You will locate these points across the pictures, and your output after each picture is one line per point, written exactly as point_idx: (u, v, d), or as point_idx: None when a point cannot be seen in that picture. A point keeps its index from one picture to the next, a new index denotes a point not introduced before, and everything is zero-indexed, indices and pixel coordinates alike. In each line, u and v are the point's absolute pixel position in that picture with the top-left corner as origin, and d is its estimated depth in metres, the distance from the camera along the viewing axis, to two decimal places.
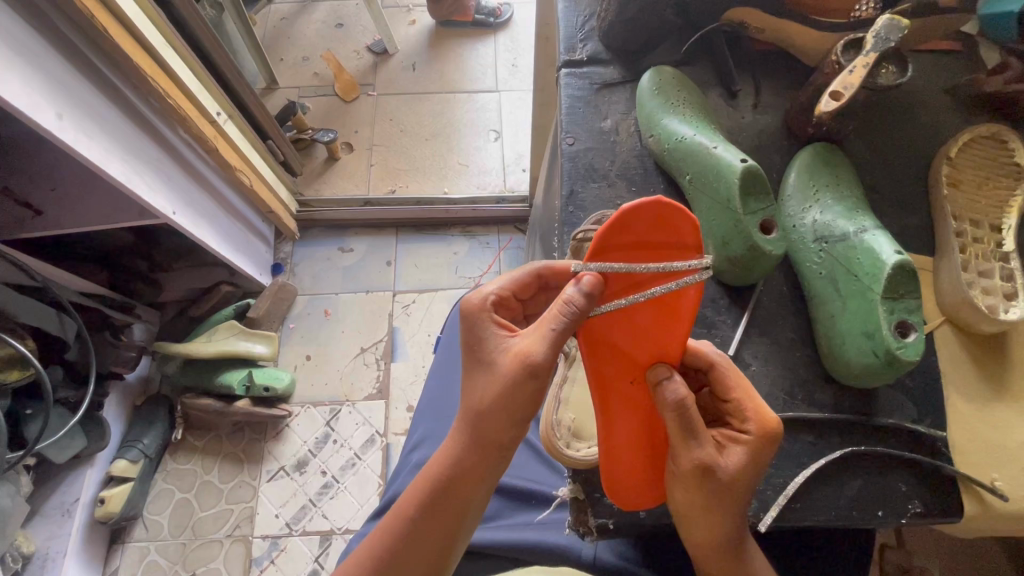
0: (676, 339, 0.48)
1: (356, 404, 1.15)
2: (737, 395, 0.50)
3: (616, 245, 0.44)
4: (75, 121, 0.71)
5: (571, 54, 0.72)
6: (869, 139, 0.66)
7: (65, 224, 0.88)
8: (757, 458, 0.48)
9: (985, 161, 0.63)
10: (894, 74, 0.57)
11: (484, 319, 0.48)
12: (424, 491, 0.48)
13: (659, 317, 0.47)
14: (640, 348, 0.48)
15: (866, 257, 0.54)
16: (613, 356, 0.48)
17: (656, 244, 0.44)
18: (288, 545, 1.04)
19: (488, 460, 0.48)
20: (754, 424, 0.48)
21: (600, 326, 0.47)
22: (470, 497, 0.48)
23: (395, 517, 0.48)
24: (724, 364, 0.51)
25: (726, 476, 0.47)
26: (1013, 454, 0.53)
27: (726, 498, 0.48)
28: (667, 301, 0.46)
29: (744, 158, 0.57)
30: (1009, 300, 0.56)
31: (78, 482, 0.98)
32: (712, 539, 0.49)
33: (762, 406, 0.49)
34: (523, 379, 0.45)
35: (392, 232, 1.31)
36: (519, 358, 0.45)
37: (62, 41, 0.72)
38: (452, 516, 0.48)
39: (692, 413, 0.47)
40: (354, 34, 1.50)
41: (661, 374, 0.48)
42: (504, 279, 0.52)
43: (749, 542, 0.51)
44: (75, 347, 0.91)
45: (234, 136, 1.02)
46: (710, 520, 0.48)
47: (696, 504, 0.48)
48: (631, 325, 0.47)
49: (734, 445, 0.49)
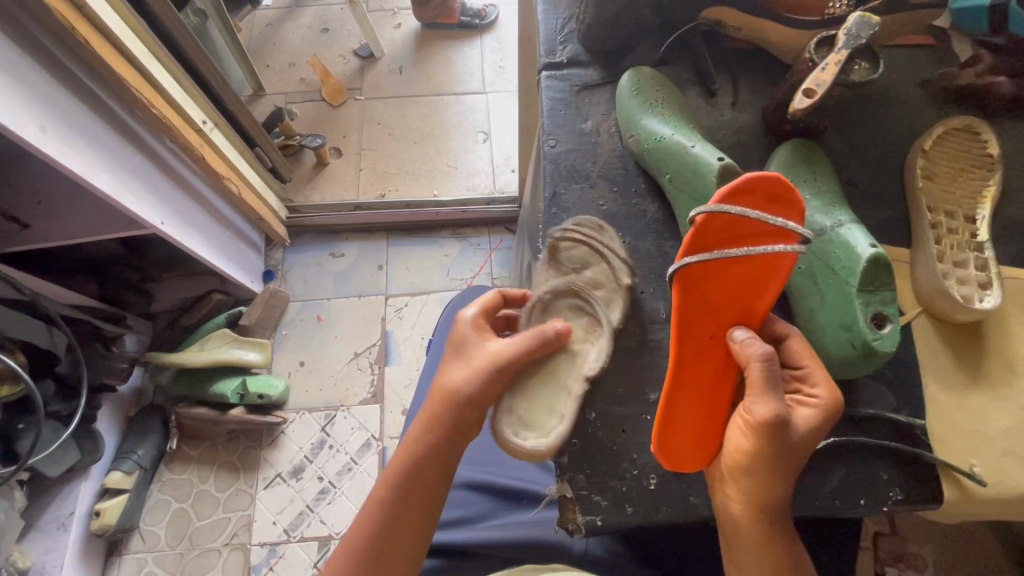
0: (759, 304, 0.53)
1: (351, 408, 1.15)
2: (808, 364, 0.52)
3: (745, 194, 0.49)
4: (59, 133, 0.71)
5: (551, 56, 0.73)
6: (846, 134, 0.67)
7: (52, 237, 0.88)
8: (825, 423, 0.49)
9: (959, 154, 0.64)
10: (866, 71, 0.58)
11: (468, 325, 0.59)
12: (400, 473, 0.54)
13: (754, 277, 0.51)
14: (728, 304, 0.52)
15: (842, 251, 0.55)
16: (702, 306, 0.51)
17: (771, 204, 0.50)
18: (286, 551, 1.04)
19: (459, 441, 0.56)
20: (824, 389, 0.50)
21: (701, 274, 0.50)
22: (438, 472, 0.55)
23: (374, 503, 0.54)
24: (797, 338, 0.54)
25: (799, 434, 0.48)
26: (991, 440, 0.54)
27: (791, 458, 0.48)
28: (766, 263, 0.51)
29: (721, 156, 0.58)
30: (983, 290, 0.57)
31: (73, 495, 0.97)
32: (762, 497, 0.49)
33: (832, 376, 0.51)
34: (494, 374, 0.55)
35: (382, 236, 1.31)
36: (495, 358, 0.56)
37: (43, 53, 0.72)
38: (421, 497, 0.54)
39: (774, 366, 0.49)
40: (340, 38, 1.50)
41: (742, 334, 0.51)
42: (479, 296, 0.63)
43: (790, 521, 0.51)
44: (65, 361, 0.90)
45: (220, 145, 1.02)
46: (768, 476, 0.48)
47: (764, 458, 0.48)
48: (727, 279, 0.51)
49: (804, 407, 0.50)
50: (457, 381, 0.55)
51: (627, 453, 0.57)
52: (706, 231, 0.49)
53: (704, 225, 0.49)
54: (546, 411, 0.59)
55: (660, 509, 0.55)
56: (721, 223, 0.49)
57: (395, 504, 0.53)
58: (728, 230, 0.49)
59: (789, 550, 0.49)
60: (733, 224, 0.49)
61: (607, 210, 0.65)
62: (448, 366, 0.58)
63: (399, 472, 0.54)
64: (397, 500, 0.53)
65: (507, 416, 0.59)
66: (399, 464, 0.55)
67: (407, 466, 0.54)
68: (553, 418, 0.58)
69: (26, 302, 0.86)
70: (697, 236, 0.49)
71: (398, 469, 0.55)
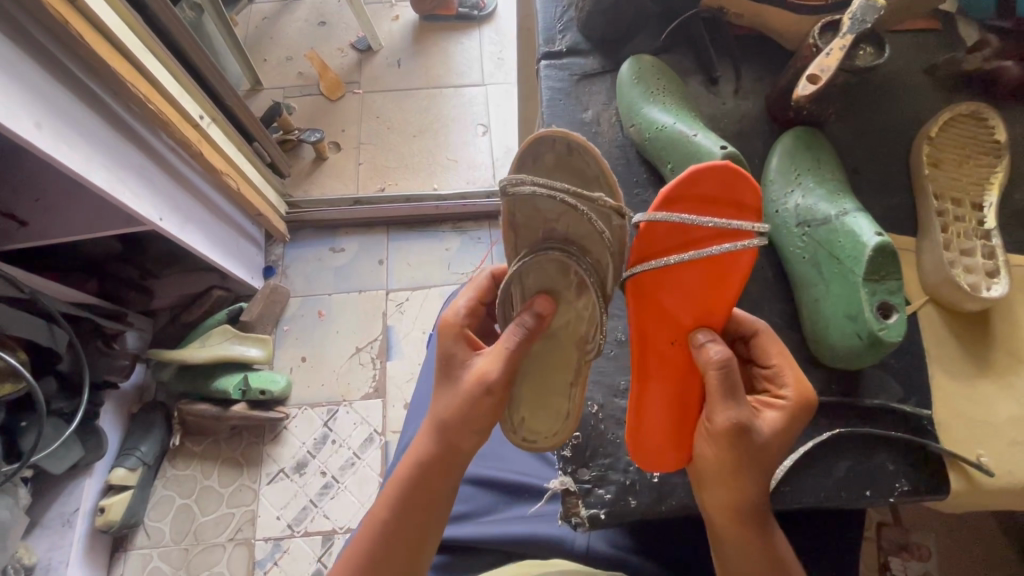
0: (723, 304, 0.49)
1: (353, 403, 1.15)
2: (777, 362, 0.50)
3: (685, 198, 0.47)
4: (54, 130, 0.70)
5: (551, 45, 0.72)
6: (851, 121, 0.66)
7: (51, 234, 0.87)
8: (793, 422, 0.47)
9: (966, 139, 0.63)
10: (871, 56, 0.57)
11: (453, 334, 0.52)
12: (396, 494, 0.51)
13: (711, 278, 0.48)
14: (686, 307, 0.49)
15: (847, 239, 0.54)
16: (659, 311, 0.50)
17: (718, 202, 0.47)
18: (290, 546, 1.04)
19: (453, 466, 0.51)
20: (791, 389, 0.48)
21: (651, 280, 0.49)
22: (438, 495, 0.50)
23: (370, 521, 0.51)
24: (769, 335, 0.52)
25: (762, 438, 0.46)
26: (998, 429, 0.54)
27: (756, 461, 0.46)
28: (721, 261, 0.48)
29: (723, 144, 0.57)
30: (990, 278, 0.57)
31: (77, 492, 0.97)
32: (733, 501, 0.47)
33: (802, 372, 0.49)
34: (479, 396, 0.48)
35: (382, 230, 1.30)
36: (479, 375, 0.49)
37: (37, 48, 0.71)
38: (425, 503, 0.50)
39: (734, 370, 0.45)
40: (337, 31, 1.48)
41: (702, 337, 0.48)
42: (467, 292, 0.56)
43: (772, 521, 0.49)
44: (67, 358, 0.90)
45: (218, 140, 1.01)
46: (733, 480, 0.46)
47: (726, 462, 0.46)
48: (682, 282, 0.49)
49: (770, 409, 0.48)
50: (480, 368, 0.49)
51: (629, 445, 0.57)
52: (649, 240, 0.48)
53: (646, 235, 0.48)
54: (552, 402, 0.54)
55: (664, 502, 0.54)
56: (662, 231, 0.47)
57: (395, 519, 0.50)
58: (674, 236, 0.48)
59: (769, 554, 0.47)
60: (675, 230, 0.47)
61: None
62: (450, 362, 0.51)
63: (395, 489, 0.51)
64: (394, 519, 0.50)
65: (510, 419, 0.55)
66: (396, 482, 0.52)
67: (408, 476, 0.51)
68: (560, 417, 0.54)
69: (27, 300, 0.85)
70: (640, 244, 0.48)
71: (396, 486, 0.51)
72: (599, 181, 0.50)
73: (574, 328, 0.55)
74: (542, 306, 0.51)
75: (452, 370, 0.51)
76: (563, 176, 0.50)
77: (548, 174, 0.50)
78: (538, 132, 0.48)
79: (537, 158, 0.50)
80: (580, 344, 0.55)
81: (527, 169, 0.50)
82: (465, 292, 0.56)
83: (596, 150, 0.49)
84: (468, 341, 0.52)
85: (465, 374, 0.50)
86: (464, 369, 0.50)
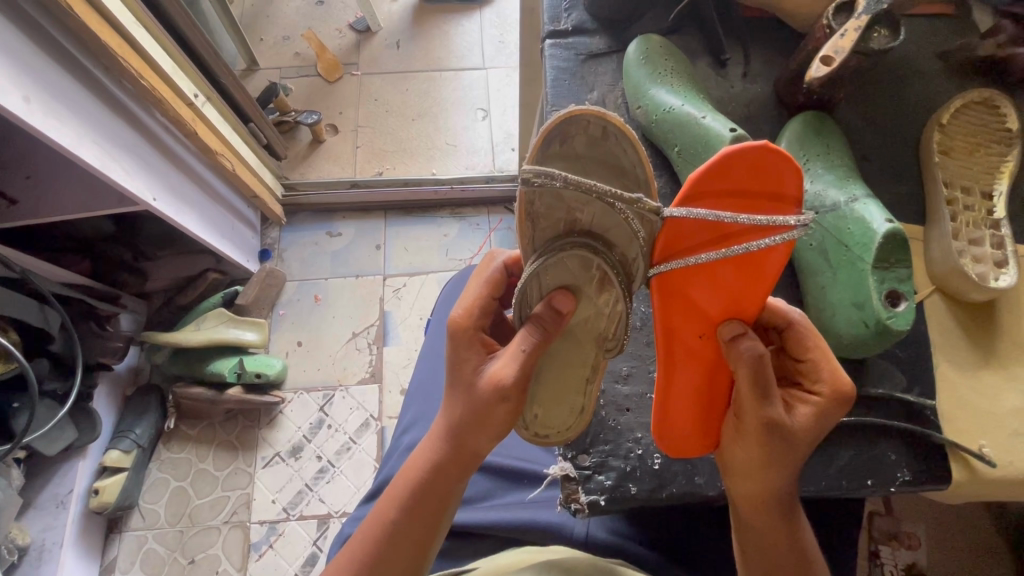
0: (755, 294, 0.47)
1: (350, 388, 1.14)
2: (813, 355, 0.47)
3: (715, 191, 0.43)
4: (43, 103, 0.68)
5: (556, 24, 0.70)
6: (861, 107, 0.65)
7: (43, 213, 0.85)
8: (825, 418, 0.46)
9: (977, 128, 0.62)
10: (886, 38, 0.55)
11: (468, 336, 0.50)
12: (405, 494, 0.50)
13: (743, 271, 0.45)
14: (716, 300, 0.47)
15: (857, 226, 0.53)
16: (686, 305, 0.48)
17: (752, 194, 0.43)
18: (286, 530, 1.04)
19: (467, 469, 0.51)
20: (826, 385, 0.46)
21: (679, 276, 0.46)
22: (449, 495, 0.51)
23: (376, 519, 0.51)
24: (804, 326, 0.48)
25: (793, 435, 0.45)
26: (1001, 420, 0.53)
27: (786, 456, 0.45)
28: (754, 258, 0.44)
29: (733, 127, 0.56)
30: (999, 268, 0.56)
31: (71, 473, 0.97)
32: (762, 494, 0.47)
33: (838, 367, 0.46)
34: (495, 401, 0.47)
35: (380, 214, 1.28)
36: (494, 380, 0.47)
37: (25, 18, 0.68)
38: (436, 501, 0.50)
39: (769, 366, 0.44)
40: (335, 11, 1.45)
41: (734, 329, 0.46)
42: (476, 284, 0.52)
43: (797, 509, 0.49)
44: (59, 339, 0.88)
45: (213, 119, 0.98)
46: (763, 474, 0.46)
47: (756, 458, 0.46)
48: (712, 278, 0.46)
49: (803, 404, 0.46)
50: (496, 372, 0.47)
51: (631, 432, 0.56)
52: (675, 236, 0.45)
53: (670, 232, 0.45)
54: (565, 400, 0.54)
55: (664, 489, 0.54)
56: (689, 227, 0.44)
57: (404, 519, 0.50)
58: (702, 232, 0.44)
59: (793, 541, 0.47)
60: (703, 227, 0.44)
61: None
62: (465, 363, 0.50)
63: (405, 490, 0.51)
64: (400, 518, 0.50)
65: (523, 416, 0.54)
66: (405, 481, 0.51)
67: (420, 478, 0.51)
68: (573, 412, 0.54)
69: (17, 279, 0.83)
70: (665, 243, 0.46)
71: (405, 486, 0.51)
72: (635, 172, 0.46)
73: (593, 324, 0.53)
74: (561, 302, 0.50)
75: (466, 371, 0.49)
76: (595, 163, 0.46)
77: (577, 160, 0.46)
78: (571, 110, 0.43)
79: (566, 139, 0.45)
80: (600, 341, 0.53)
81: (553, 153, 0.46)
82: (473, 284, 0.52)
83: (636, 136, 0.44)
84: (482, 342, 0.50)
85: (481, 378, 0.48)
86: (479, 374, 0.49)
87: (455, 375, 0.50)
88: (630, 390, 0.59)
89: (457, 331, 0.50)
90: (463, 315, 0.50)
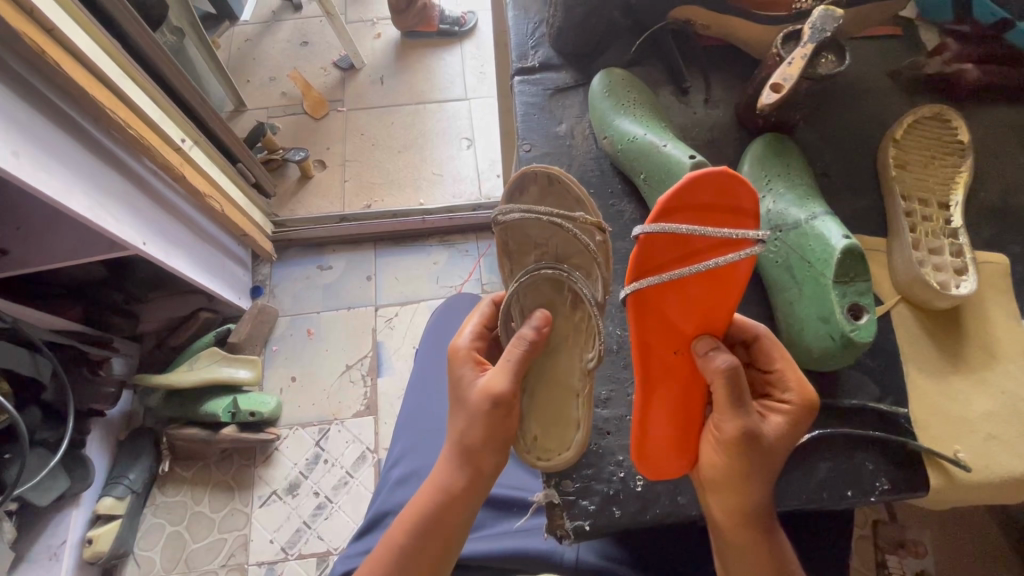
0: (723, 309, 0.49)
1: (345, 421, 1.14)
2: (780, 366, 0.49)
3: (685, 207, 0.45)
4: (33, 158, 0.70)
5: (524, 61, 0.73)
6: (820, 127, 0.68)
7: (34, 262, 0.86)
8: (798, 425, 0.48)
9: (931, 141, 0.65)
10: (833, 63, 0.58)
11: (465, 358, 0.53)
12: (413, 519, 0.51)
13: (711, 286, 0.47)
14: (687, 317, 0.48)
15: (817, 243, 0.55)
16: (660, 322, 0.48)
17: (715, 212, 0.46)
18: (284, 570, 1.03)
19: (473, 488, 0.52)
20: (795, 394, 0.48)
21: (655, 293, 0.47)
22: (457, 517, 0.51)
23: (385, 545, 0.51)
24: (768, 338, 0.51)
25: (769, 444, 0.46)
26: (974, 425, 0.54)
27: (764, 465, 0.47)
28: (722, 273, 0.46)
29: (693, 153, 0.59)
30: (960, 276, 0.58)
31: (64, 523, 0.96)
32: (743, 507, 0.47)
33: (804, 376, 0.48)
34: (489, 411, 0.49)
35: (371, 246, 1.30)
36: (486, 391, 0.49)
37: (12, 75, 0.71)
38: (444, 525, 0.51)
39: (742, 379, 0.46)
40: (320, 51, 1.50)
41: (707, 345, 0.48)
42: (472, 317, 0.57)
43: (774, 520, 0.50)
44: (51, 387, 0.89)
45: (201, 163, 1.01)
46: (744, 487, 0.47)
47: (737, 470, 0.46)
48: (683, 294, 0.48)
49: (776, 414, 0.48)
50: (487, 384, 0.49)
51: (615, 453, 0.57)
52: (647, 252, 0.46)
53: (644, 247, 0.45)
54: (560, 421, 0.55)
55: (648, 510, 0.55)
56: (661, 242, 0.45)
57: (411, 544, 0.50)
58: (672, 248, 0.46)
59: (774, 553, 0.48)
60: (674, 241, 0.46)
61: None
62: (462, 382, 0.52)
63: (412, 516, 0.52)
64: (410, 546, 0.50)
65: (523, 439, 0.54)
66: (413, 507, 0.52)
67: (429, 503, 0.51)
68: (568, 430, 0.54)
69: (8, 329, 0.84)
70: (640, 260, 0.46)
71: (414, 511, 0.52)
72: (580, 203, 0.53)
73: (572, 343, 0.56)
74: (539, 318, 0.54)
75: (464, 391, 0.52)
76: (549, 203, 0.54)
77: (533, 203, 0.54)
78: (522, 167, 0.53)
79: (522, 190, 0.55)
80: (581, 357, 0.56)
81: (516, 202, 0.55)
82: (471, 318, 0.57)
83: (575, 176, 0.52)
84: (476, 361, 0.53)
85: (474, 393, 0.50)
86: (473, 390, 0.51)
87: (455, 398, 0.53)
88: (610, 413, 0.59)
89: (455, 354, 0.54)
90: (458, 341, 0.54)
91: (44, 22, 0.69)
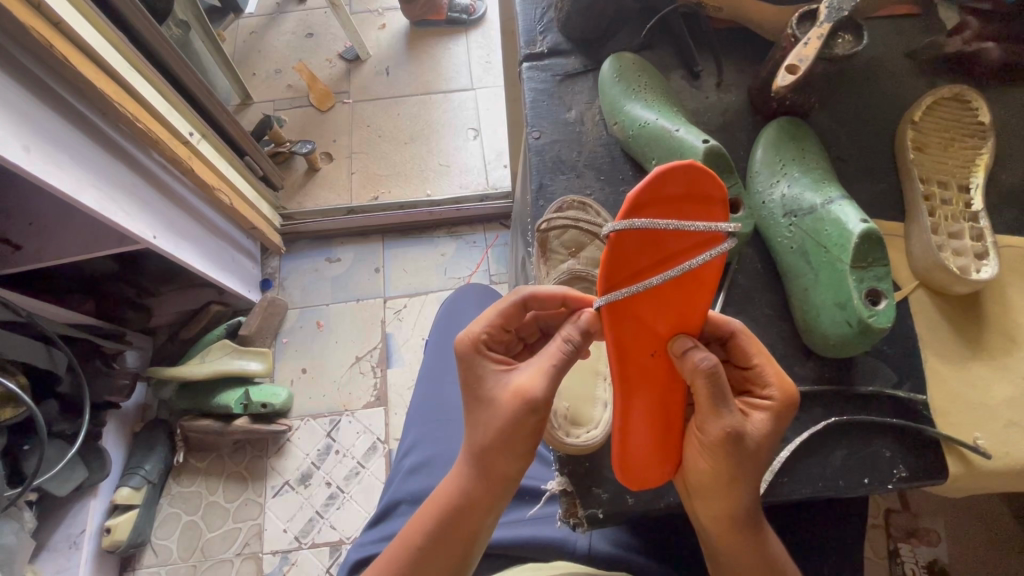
0: (697, 305, 0.44)
1: (356, 412, 1.15)
2: (760, 361, 0.48)
3: (659, 198, 0.39)
4: (44, 152, 0.70)
5: (532, 47, 0.72)
6: (835, 111, 0.66)
7: (46, 256, 0.87)
8: (781, 422, 0.46)
9: (950, 123, 0.63)
10: (850, 43, 0.56)
11: (482, 357, 0.50)
12: (445, 503, 0.51)
13: (686, 285, 0.42)
14: (664, 318, 0.44)
15: (833, 227, 0.54)
16: (638, 326, 0.43)
17: (686, 207, 0.40)
18: (299, 559, 1.04)
19: (502, 485, 0.50)
20: (776, 389, 0.47)
21: (630, 300, 0.41)
22: (489, 506, 0.51)
23: (419, 525, 0.51)
24: (743, 333, 0.49)
25: (754, 442, 0.45)
26: (993, 412, 0.54)
27: (749, 466, 0.46)
28: (694, 274, 0.42)
29: (707, 138, 0.57)
30: (980, 260, 0.57)
31: (82, 513, 0.97)
32: (731, 510, 0.47)
33: (783, 370, 0.47)
34: (522, 414, 0.46)
35: (379, 238, 1.30)
36: (518, 391, 0.46)
37: (20, 69, 0.70)
38: (475, 511, 0.50)
39: (722, 378, 0.43)
40: (325, 42, 1.49)
41: (686, 342, 0.44)
42: (491, 311, 0.51)
43: (761, 518, 0.49)
44: (67, 379, 0.89)
45: (209, 156, 1.01)
46: (732, 488, 0.46)
47: (725, 473, 0.45)
48: (657, 296, 0.42)
49: (758, 411, 0.47)
50: (522, 385, 0.47)
51: None
52: (620, 254, 0.39)
53: (615, 248, 0.39)
54: (586, 402, 0.59)
55: (662, 499, 0.54)
56: (635, 241, 0.39)
57: (442, 527, 0.50)
58: (648, 248, 0.40)
59: (764, 553, 0.48)
60: (650, 239, 0.39)
61: (595, 197, 0.65)
62: (485, 381, 0.49)
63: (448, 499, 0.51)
64: (428, 546, 0.50)
65: (555, 415, 0.56)
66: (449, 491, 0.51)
67: (460, 494, 0.51)
68: (598, 406, 0.58)
69: (24, 323, 0.85)
70: (613, 268, 0.40)
71: (444, 498, 0.51)
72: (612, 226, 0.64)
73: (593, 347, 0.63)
74: None
75: (487, 384, 0.49)
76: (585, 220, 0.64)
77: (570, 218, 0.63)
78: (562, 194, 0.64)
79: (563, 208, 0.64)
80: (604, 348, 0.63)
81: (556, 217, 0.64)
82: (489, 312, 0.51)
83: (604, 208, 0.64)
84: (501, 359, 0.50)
85: (504, 392, 0.48)
86: (500, 388, 0.48)
87: (475, 390, 0.49)
88: None
89: (473, 349, 0.50)
90: (473, 340, 0.50)
91: (52, 17, 0.69)
